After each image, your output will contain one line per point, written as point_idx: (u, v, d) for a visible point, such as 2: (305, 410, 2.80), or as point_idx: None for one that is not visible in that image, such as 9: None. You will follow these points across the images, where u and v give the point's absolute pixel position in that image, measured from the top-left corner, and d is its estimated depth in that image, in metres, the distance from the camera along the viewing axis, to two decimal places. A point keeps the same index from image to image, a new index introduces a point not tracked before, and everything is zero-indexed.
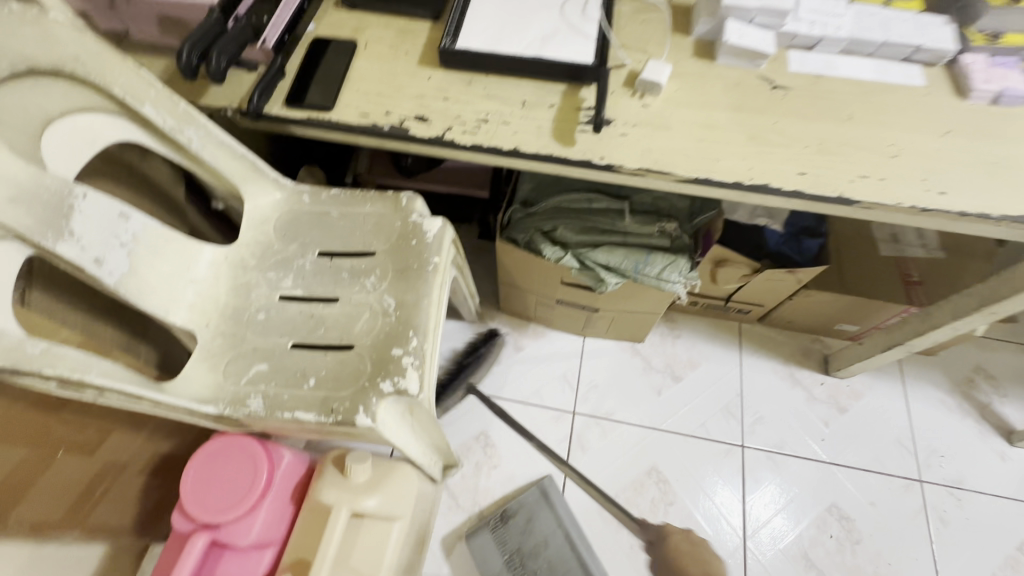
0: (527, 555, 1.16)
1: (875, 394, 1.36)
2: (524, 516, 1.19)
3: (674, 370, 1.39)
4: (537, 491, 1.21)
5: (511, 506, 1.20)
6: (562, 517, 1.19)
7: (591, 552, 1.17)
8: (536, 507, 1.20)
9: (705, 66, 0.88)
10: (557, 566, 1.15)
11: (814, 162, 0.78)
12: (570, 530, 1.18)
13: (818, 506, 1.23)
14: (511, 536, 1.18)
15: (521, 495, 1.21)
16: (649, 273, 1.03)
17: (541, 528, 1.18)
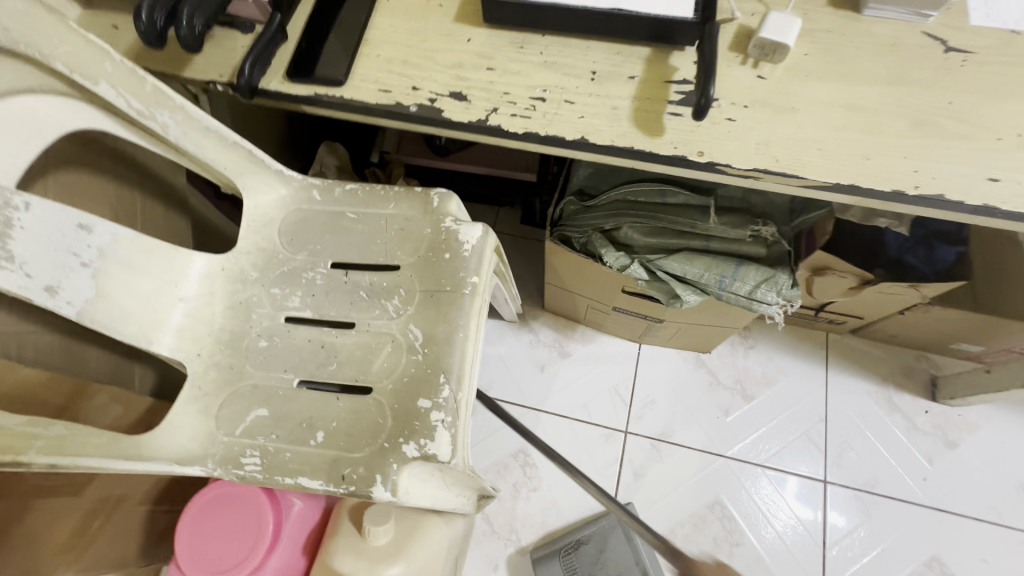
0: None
1: (994, 428, 1.13)
2: (597, 544, 1.07)
3: (746, 387, 1.19)
4: (614, 517, 1.08)
5: (585, 531, 1.08)
6: (641, 552, 1.06)
7: None
8: (612, 536, 1.07)
9: (846, 19, 0.64)
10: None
11: (1010, 162, 0.55)
12: (648, 568, 1.05)
13: (915, 560, 1.05)
14: (581, 566, 1.05)
15: (598, 521, 1.08)
16: (737, 290, 0.82)
17: (616, 562, 1.06)
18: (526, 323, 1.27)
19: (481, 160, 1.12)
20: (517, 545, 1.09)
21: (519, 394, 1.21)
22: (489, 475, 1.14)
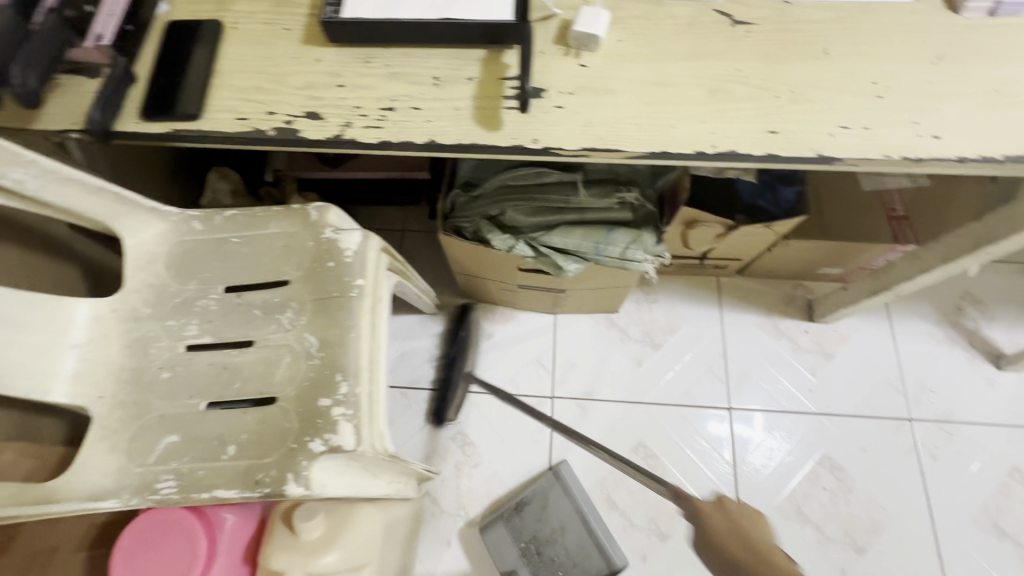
0: (543, 544, 1.13)
1: (862, 336, 1.30)
2: (538, 502, 1.16)
3: (653, 337, 1.31)
4: (552, 474, 1.18)
5: (526, 493, 1.17)
6: (579, 502, 1.16)
7: (610, 538, 1.14)
8: (552, 492, 1.17)
9: (651, 5, 0.73)
10: (575, 552, 1.13)
11: (786, 115, 0.66)
12: (587, 514, 1.15)
13: (810, 460, 1.20)
14: (526, 525, 1.15)
15: (537, 480, 1.18)
16: (612, 253, 0.91)
17: (558, 515, 1.16)
18: (447, 313, 1.33)
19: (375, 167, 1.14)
20: (466, 519, 1.17)
21: None
22: (432, 459, 1.21)
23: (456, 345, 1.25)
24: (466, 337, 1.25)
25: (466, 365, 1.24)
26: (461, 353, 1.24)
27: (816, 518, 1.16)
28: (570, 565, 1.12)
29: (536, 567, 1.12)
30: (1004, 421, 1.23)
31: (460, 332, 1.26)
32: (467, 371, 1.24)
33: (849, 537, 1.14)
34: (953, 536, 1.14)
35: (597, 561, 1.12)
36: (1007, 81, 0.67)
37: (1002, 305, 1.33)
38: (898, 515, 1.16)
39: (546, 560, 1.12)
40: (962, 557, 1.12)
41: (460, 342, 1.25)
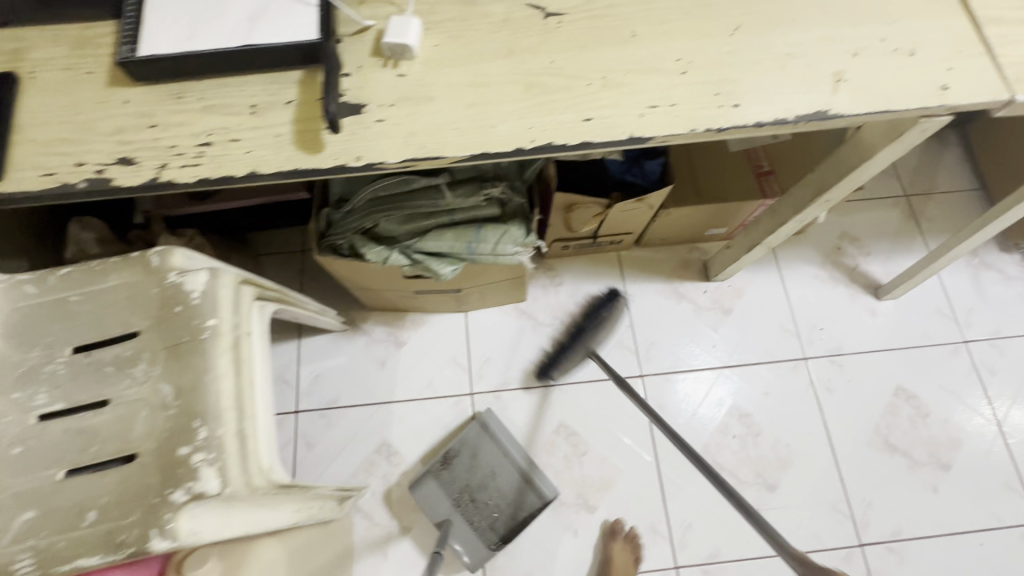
0: (476, 490, 1.20)
1: (755, 287, 1.38)
2: (467, 453, 1.23)
3: (563, 320, 1.35)
4: (478, 425, 1.24)
5: (454, 447, 1.23)
6: (506, 446, 1.23)
7: (540, 473, 1.21)
8: (479, 442, 1.24)
9: (465, 6, 0.74)
10: (507, 492, 1.20)
11: (598, 103, 0.68)
12: (516, 456, 1.22)
13: (719, 412, 1.27)
14: (456, 476, 1.21)
15: (463, 432, 1.24)
16: (484, 250, 0.92)
17: (487, 461, 1.22)
18: (357, 327, 1.33)
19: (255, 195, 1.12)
20: (400, 528, 1.19)
21: (366, 393, 1.28)
22: (359, 476, 1.22)
23: (591, 318, 1.23)
24: (605, 319, 1.22)
25: (592, 345, 1.22)
26: (592, 326, 1.22)
27: (729, 466, 1.23)
28: (503, 505, 1.19)
29: (470, 514, 1.18)
30: (886, 345, 1.33)
31: (602, 308, 1.23)
32: (592, 345, 1.23)
33: (760, 477, 1.22)
34: (851, 459, 1.24)
35: (529, 497, 1.20)
36: (798, 44, 0.71)
37: (876, 240, 1.43)
38: (802, 449, 1.24)
39: (480, 504, 1.19)
40: (861, 476, 1.22)
41: (594, 318, 1.22)
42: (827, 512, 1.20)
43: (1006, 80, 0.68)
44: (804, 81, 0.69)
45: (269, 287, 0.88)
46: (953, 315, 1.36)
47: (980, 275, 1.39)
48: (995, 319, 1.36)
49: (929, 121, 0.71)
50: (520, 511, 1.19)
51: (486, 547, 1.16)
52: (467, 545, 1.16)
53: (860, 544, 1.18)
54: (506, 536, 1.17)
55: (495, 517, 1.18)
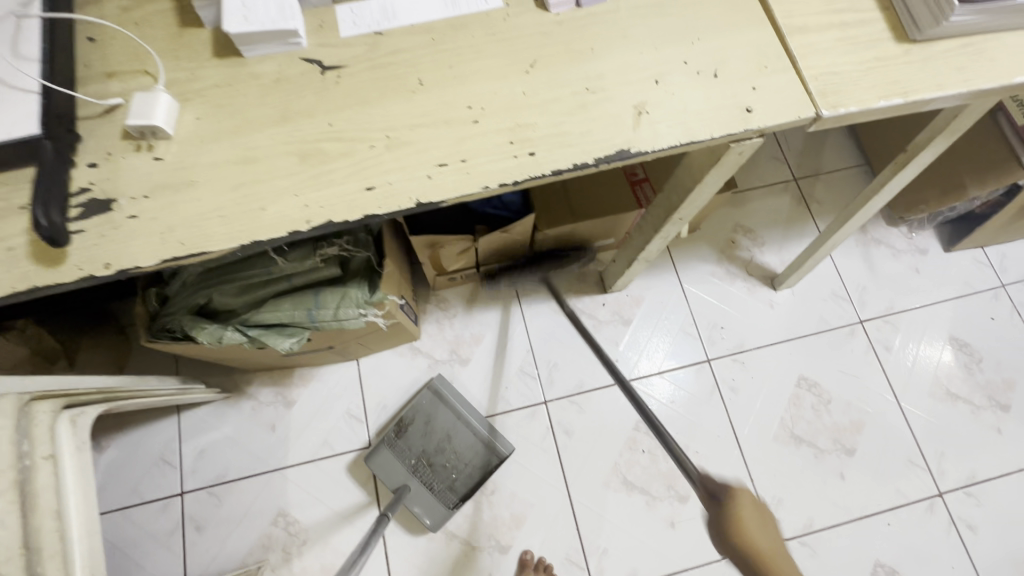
0: (432, 455, 1.18)
1: (653, 292, 1.35)
2: (421, 419, 1.21)
3: (460, 353, 1.29)
4: (430, 392, 1.22)
5: (407, 415, 1.21)
6: (459, 410, 1.21)
7: (493, 431, 1.21)
8: (433, 408, 1.22)
9: (232, 68, 0.66)
10: (464, 452, 1.19)
11: (382, 167, 0.62)
12: (469, 418, 1.21)
13: (626, 427, 1.25)
14: (413, 443, 1.19)
15: (415, 399, 1.22)
16: (325, 316, 0.86)
17: (442, 425, 1.21)
18: (240, 392, 1.24)
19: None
20: None
21: (256, 461, 1.20)
22: (256, 552, 1.14)
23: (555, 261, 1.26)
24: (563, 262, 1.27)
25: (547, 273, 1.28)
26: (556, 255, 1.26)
27: (640, 482, 1.21)
28: (461, 466, 1.18)
29: (428, 478, 1.17)
30: (786, 336, 1.33)
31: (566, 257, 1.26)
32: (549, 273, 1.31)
33: (672, 489, 1.20)
34: (759, 457, 1.23)
35: (486, 455, 1.19)
36: (598, 75, 0.66)
37: (769, 229, 1.42)
38: (710, 455, 1.23)
39: (438, 468, 1.17)
40: (769, 475, 1.22)
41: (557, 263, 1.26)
42: None
43: (811, 96, 0.65)
44: (605, 117, 0.64)
45: (70, 389, 0.80)
46: (847, 296, 1.36)
47: (870, 251, 1.40)
48: (888, 294, 1.37)
49: (742, 143, 0.67)
50: (478, 470, 1.18)
51: (445, 508, 1.15)
52: (427, 507, 1.15)
53: None
54: (465, 494, 1.16)
55: (454, 478, 1.17)
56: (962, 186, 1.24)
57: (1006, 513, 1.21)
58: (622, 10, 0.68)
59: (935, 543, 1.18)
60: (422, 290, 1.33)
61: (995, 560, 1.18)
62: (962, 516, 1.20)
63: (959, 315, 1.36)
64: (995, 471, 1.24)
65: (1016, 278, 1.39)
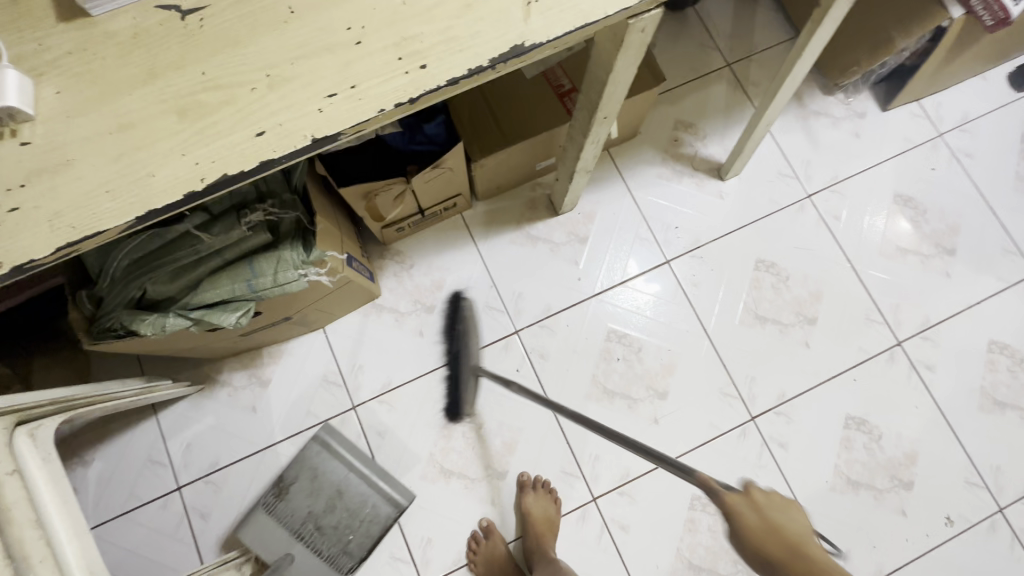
0: (319, 516, 1.12)
1: (603, 206, 1.34)
2: (306, 476, 1.15)
3: (424, 302, 1.28)
4: (318, 444, 1.18)
5: (289, 475, 1.15)
6: (351, 461, 1.17)
7: (391, 482, 1.16)
8: (319, 461, 1.17)
9: (84, 29, 0.60)
10: (356, 510, 1.13)
11: (270, 108, 0.58)
12: (363, 470, 1.17)
13: (598, 340, 1.27)
14: (296, 505, 1.13)
15: (300, 455, 1.17)
16: (265, 285, 0.83)
17: (330, 480, 1.15)
18: (212, 382, 1.23)
19: (18, 290, 1.05)
20: None
21: (245, 445, 1.21)
22: None
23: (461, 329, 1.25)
24: (460, 332, 1.24)
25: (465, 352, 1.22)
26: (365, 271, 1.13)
27: (620, 389, 1.24)
28: (356, 524, 1.12)
29: (315, 543, 1.11)
30: (738, 224, 1.34)
31: (457, 329, 1.26)
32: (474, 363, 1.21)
33: (651, 389, 1.24)
34: (729, 343, 1.27)
35: (384, 510, 1.14)
36: None
37: (709, 120, 1.40)
38: (682, 350, 1.26)
39: (326, 530, 1.11)
40: (739, 356, 1.26)
41: (455, 339, 1.25)
42: (718, 399, 1.24)
43: None
44: (494, 13, 0.60)
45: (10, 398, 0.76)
46: (793, 173, 1.37)
47: (810, 124, 1.40)
48: (832, 165, 1.38)
49: (643, 18, 0.64)
50: (374, 526, 1.13)
51: (338, 573, 1.11)
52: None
53: (751, 417, 1.23)
54: (358, 556, 1.11)
55: (347, 539, 1.12)
56: (889, 40, 1.23)
57: (961, 348, 1.28)
58: None
59: (898, 388, 1.26)
60: (373, 247, 1.30)
61: (954, 391, 1.26)
62: (920, 359, 1.27)
63: (901, 172, 1.38)
64: (947, 312, 1.30)
65: (953, 124, 1.41)
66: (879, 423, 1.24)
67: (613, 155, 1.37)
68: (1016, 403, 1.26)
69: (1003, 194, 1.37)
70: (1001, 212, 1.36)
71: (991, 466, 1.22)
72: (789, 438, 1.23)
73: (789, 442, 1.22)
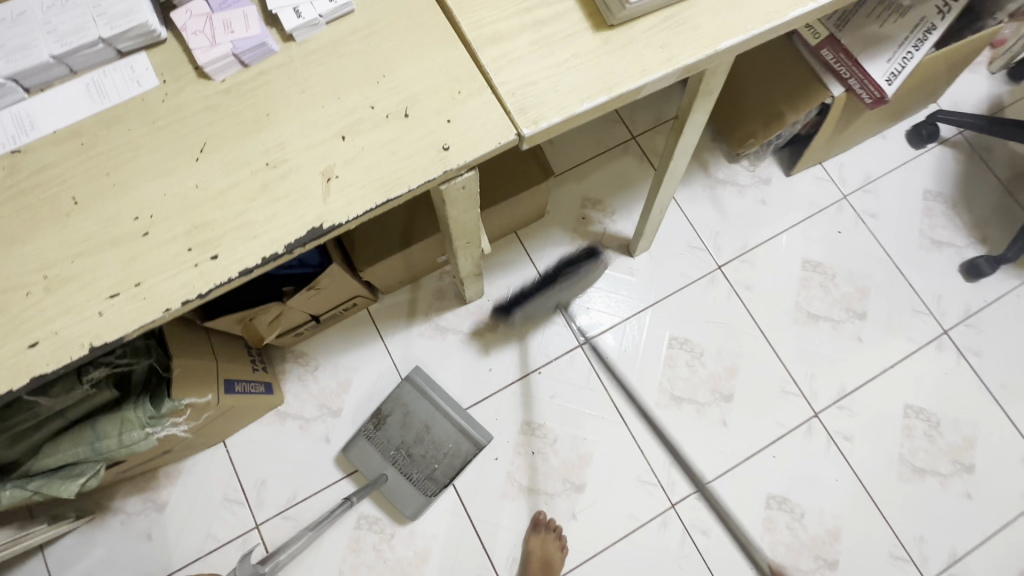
0: (411, 446, 1.18)
1: (513, 292, 1.31)
2: (399, 410, 1.21)
3: (330, 406, 1.23)
4: (407, 382, 1.22)
5: (385, 406, 1.21)
6: (436, 400, 1.20)
7: (473, 423, 1.19)
8: (410, 398, 1.21)
9: None
10: (442, 443, 1.19)
11: (44, 315, 0.54)
12: (447, 409, 1.20)
13: (513, 433, 1.23)
14: (391, 434, 1.19)
15: (394, 390, 1.22)
16: (110, 447, 0.79)
17: (419, 416, 1.20)
18: (105, 510, 1.16)
19: None
20: None
21: None
22: None
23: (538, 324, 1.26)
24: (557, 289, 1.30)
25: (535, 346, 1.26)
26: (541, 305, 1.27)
27: (536, 484, 1.21)
28: (440, 456, 1.18)
29: (407, 469, 1.17)
30: (650, 300, 1.33)
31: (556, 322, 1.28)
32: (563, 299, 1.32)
33: (568, 482, 1.21)
34: (647, 425, 1.25)
35: (465, 446, 1.18)
36: (278, 144, 0.58)
37: (617, 195, 1.39)
38: (598, 438, 1.24)
39: (416, 458, 1.18)
40: (656, 440, 1.24)
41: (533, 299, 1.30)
42: (636, 487, 1.21)
43: (510, 115, 0.60)
44: (292, 194, 0.57)
45: None
46: (703, 245, 1.37)
47: (717, 193, 1.40)
48: (741, 233, 1.38)
49: (457, 179, 0.62)
50: (457, 459, 1.17)
51: (424, 496, 1.16)
52: (405, 497, 1.16)
53: (672, 505, 1.20)
54: (442, 485, 1.16)
55: (434, 468, 1.17)
56: (780, 114, 1.23)
57: (877, 415, 1.27)
58: (294, 60, 0.61)
59: (817, 462, 1.24)
60: (276, 350, 1.26)
61: (873, 462, 1.25)
62: (837, 430, 1.26)
63: (809, 236, 1.38)
64: (861, 379, 1.29)
65: (856, 186, 1.42)
66: (801, 501, 1.22)
67: (521, 238, 1.35)
68: (935, 469, 1.25)
69: (909, 253, 1.38)
70: (909, 271, 1.37)
71: (914, 537, 1.21)
72: (711, 524, 1.19)
73: (711, 528, 1.19)
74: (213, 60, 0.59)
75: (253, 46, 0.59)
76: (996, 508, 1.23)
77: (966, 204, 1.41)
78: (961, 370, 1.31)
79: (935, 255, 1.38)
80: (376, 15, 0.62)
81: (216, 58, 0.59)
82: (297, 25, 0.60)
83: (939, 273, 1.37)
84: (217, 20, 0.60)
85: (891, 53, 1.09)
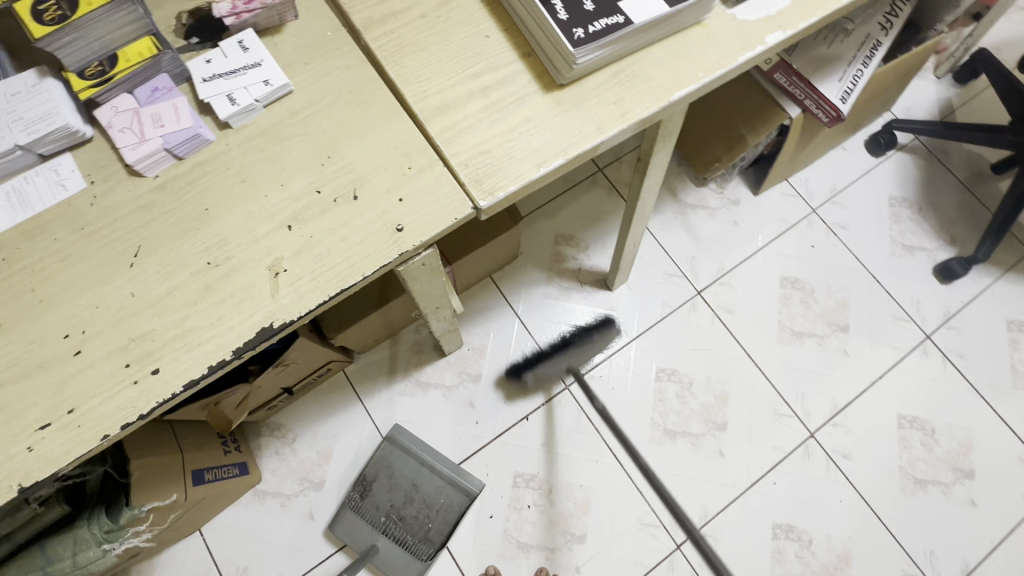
0: (401, 508, 1.14)
1: (493, 339, 1.28)
2: (384, 473, 1.16)
3: (312, 478, 1.17)
4: (388, 442, 1.17)
5: (368, 470, 1.16)
6: (420, 456, 1.17)
7: (462, 472, 1.17)
8: (393, 459, 1.17)
9: None
10: (432, 500, 1.15)
11: None
12: (432, 462, 1.17)
13: (506, 487, 1.18)
14: (379, 500, 1.14)
15: (376, 453, 1.17)
16: (62, 568, 0.76)
17: (406, 476, 1.16)
18: None
19: None
20: None
21: None
22: None
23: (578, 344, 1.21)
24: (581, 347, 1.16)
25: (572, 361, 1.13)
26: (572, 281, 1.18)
27: (534, 540, 1.15)
28: (433, 514, 1.14)
29: (400, 535, 1.12)
30: (633, 334, 1.30)
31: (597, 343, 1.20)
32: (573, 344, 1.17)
33: (568, 534, 1.16)
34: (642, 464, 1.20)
35: (456, 497, 1.15)
36: (220, 241, 0.55)
37: (589, 230, 1.37)
38: (595, 484, 1.19)
39: (408, 521, 1.13)
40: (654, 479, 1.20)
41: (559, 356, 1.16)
42: (638, 531, 1.16)
43: (464, 186, 0.57)
44: (237, 293, 0.53)
45: None
46: (680, 272, 1.35)
47: (688, 219, 1.40)
48: (717, 256, 1.37)
49: (415, 258, 0.59)
50: (451, 513, 1.14)
51: (420, 561, 1.12)
52: (401, 566, 1.11)
53: (677, 546, 1.16)
54: (437, 546, 1.12)
55: (428, 528, 1.13)
56: (741, 139, 1.23)
57: (872, 429, 1.25)
58: (232, 147, 0.58)
59: (819, 484, 1.21)
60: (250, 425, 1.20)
61: (875, 478, 1.22)
62: (835, 448, 1.24)
63: (783, 253, 1.38)
64: (852, 393, 1.28)
65: (823, 199, 1.43)
66: (808, 527, 1.18)
67: (497, 281, 1.32)
68: (935, 479, 1.23)
69: (883, 261, 1.38)
70: (885, 278, 1.37)
71: (925, 553, 1.18)
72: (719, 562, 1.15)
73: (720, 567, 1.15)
74: (143, 158, 0.55)
75: (184, 138, 0.56)
76: (1002, 513, 1.21)
77: (932, 208, 1.43)
78: (948, 373, 1.30)
79: (908, 260, 1.39)
80: (316, 94, 0.60)
81: (145, 155, 0.55)
82: (232, 112, 0.57)
83: (915, 277, 1.37)
84: (145, 114, 0.56)
85: (841, 72, 1.10)
